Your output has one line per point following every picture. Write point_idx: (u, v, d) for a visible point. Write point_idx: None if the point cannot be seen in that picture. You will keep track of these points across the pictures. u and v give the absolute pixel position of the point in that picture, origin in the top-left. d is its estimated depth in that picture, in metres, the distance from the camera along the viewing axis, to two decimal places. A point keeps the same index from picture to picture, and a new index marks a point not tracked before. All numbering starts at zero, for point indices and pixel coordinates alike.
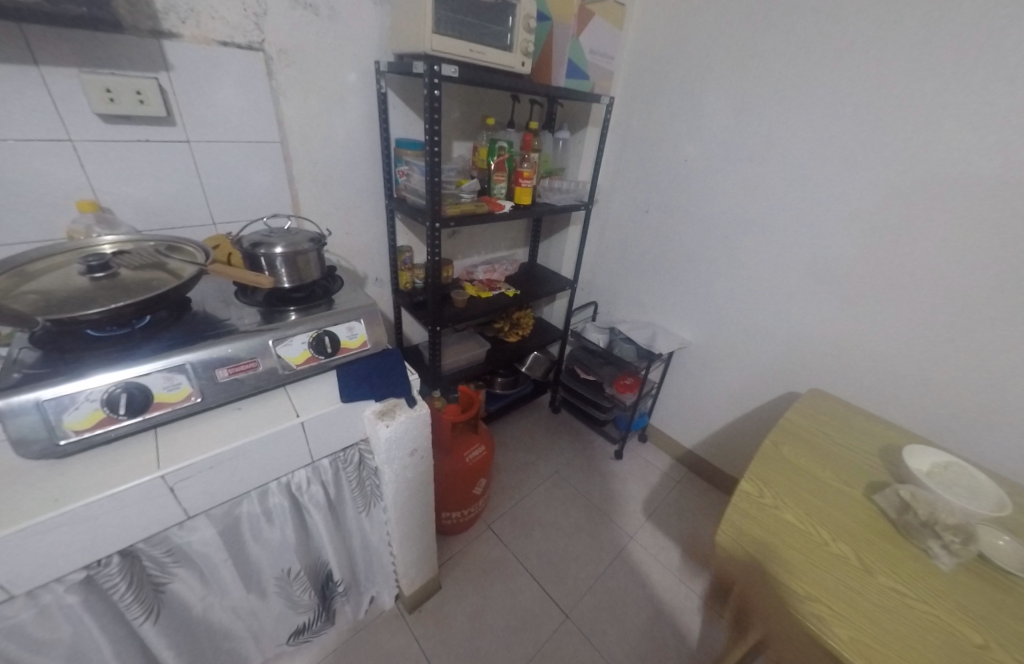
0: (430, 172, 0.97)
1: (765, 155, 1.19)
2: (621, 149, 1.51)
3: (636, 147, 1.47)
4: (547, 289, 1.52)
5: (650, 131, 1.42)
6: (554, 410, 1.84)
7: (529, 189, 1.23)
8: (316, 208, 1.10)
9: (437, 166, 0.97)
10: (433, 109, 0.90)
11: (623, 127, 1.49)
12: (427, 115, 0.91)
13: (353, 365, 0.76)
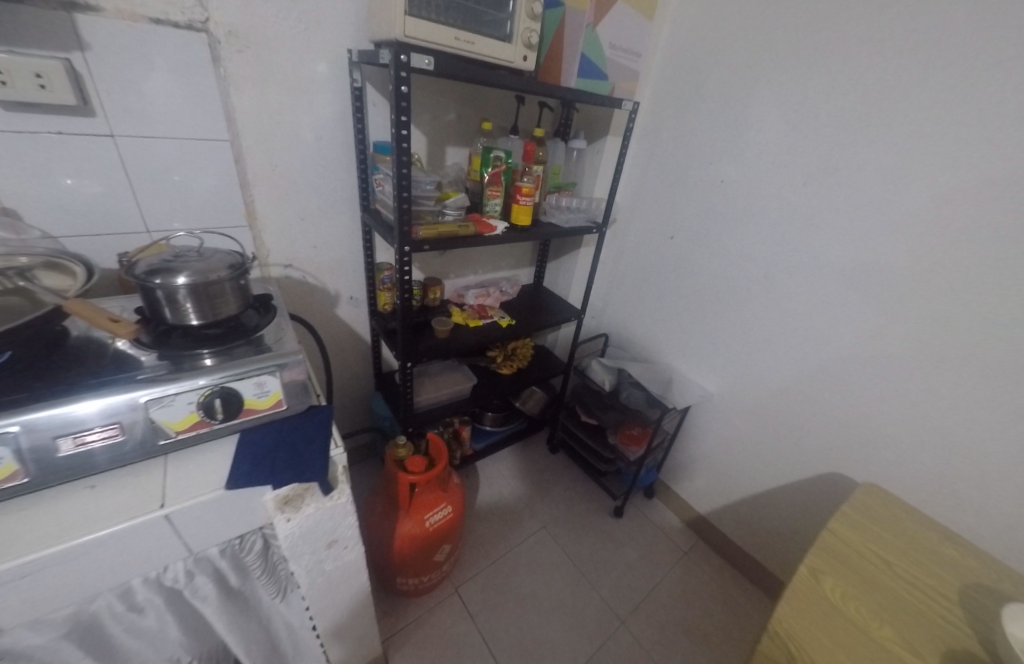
0: (397, 187, 0.81)
1: (823, 183, 0.97)
2: (646, 164, 1.31)
3: (663, 162, 1.26)
4: (547, 319, 1.33)
5: (680, 146, 1.21)
6: (551, 450, 1.64)
7: (529, 209, 1.06)
8: (277, 217, 0.95)
9: (405, 178, 0.80)
10: (400, 109, 0.74)
11: (649, 139, 1.29)
12: (393, 116, 0.75)
13: (260, 432, 0.62)
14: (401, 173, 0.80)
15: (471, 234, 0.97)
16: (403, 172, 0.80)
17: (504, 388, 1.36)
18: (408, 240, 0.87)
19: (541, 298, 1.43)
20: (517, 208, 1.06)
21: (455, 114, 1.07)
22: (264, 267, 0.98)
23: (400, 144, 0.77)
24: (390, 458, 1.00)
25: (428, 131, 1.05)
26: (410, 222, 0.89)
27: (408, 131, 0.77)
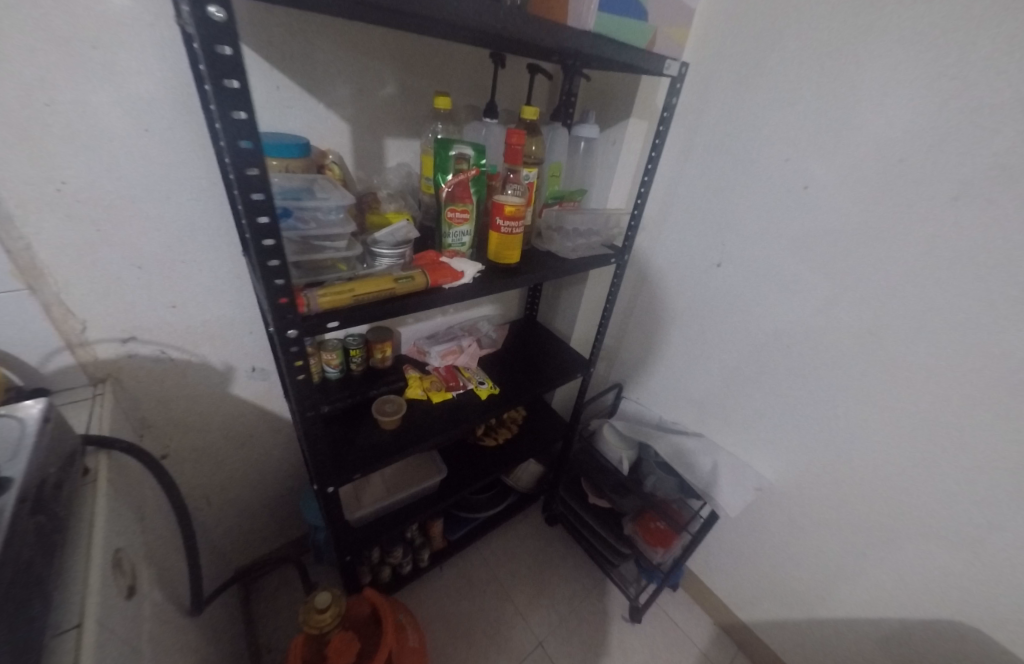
0: (251, 232, 0.41)
1: (997, 199, 0.58)
2: (682, 161, 0.92)
3: (707, 160, 0.87)
4: (545, 377, 0.97)
5: (736, 134, 0.82)
6: (549, 524, 1.28)
7: (516, 240, 0.68)
8: (87, 266, 0.56)
9: (257, 207, 0.40)
10: (220, 64, 0.34)
11: (685, 126, 0.90)
12: (208, 79, 0.34)
13: None
14: (251, 201, 0.40)
15: (416, 288, 0.58)
16: (255, 201, 0.40)
17: (487, 472, 0.99)
18: (292, 316, 0.47)
19: (536, 343, 1.06)
20: (496, 239, 0.69)
21: (394, 86, 0.68)
22: (78, 347, 0.59)
23: (238, 140, 0.37)
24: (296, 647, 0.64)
25: (351, 114, 0.66)
26: (295, 284, 0.49)
27: (251, 116, 0.37)
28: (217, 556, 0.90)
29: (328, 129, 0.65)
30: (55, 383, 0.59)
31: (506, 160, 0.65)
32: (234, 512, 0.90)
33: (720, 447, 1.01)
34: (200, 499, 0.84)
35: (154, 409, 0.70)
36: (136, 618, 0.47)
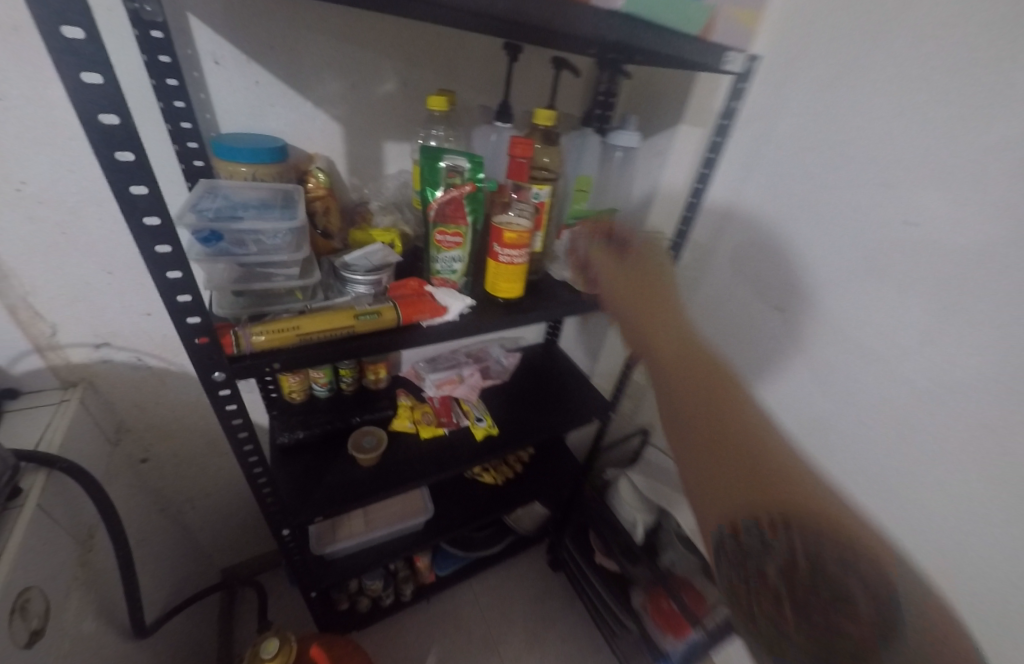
0: (145, 264, 0.33)
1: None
2: (736, 170, 0.68)
3: (766, 176, 0.62)
4: (554, 417, 0.84)
5: (812, 137, 0.56)
6: (553, 569, 1.15)
7: (517, 271, 0.56)
8: (55, 269, 0.53)
9: (151, 234, 0.32)
10: (74, 49, 0.24)
11: (747, 129, 0.66)
12: (63, 70, 0.25)
13: None
14: (144, 226, 0.31)
15: (382, 327, 0.48)
16: (147, 227, 0.31)
17: (481, 515, 0.89)
18: (216, 359, 0.39)
19: (551, 376, 0.94)
20: (493, 269, 0.58)
21: (395, 83, 0.59)
22: (48, 350, 0.57)
23: (115, 149, 0.28)
24: None
25: (344, 114, 0.59)
26: (227, 322, 0.41)
27: (127, 118, 0.27)
28: (200, 558, 0.89)
29: (317, 130, 0.58)
30: (26, 385, 0.58)
31: (508, 175, 0.54)
32: (219, 517, 0.88)
33: None
34: (184, 502, 0.82)
35: (131, 415, 0.68)
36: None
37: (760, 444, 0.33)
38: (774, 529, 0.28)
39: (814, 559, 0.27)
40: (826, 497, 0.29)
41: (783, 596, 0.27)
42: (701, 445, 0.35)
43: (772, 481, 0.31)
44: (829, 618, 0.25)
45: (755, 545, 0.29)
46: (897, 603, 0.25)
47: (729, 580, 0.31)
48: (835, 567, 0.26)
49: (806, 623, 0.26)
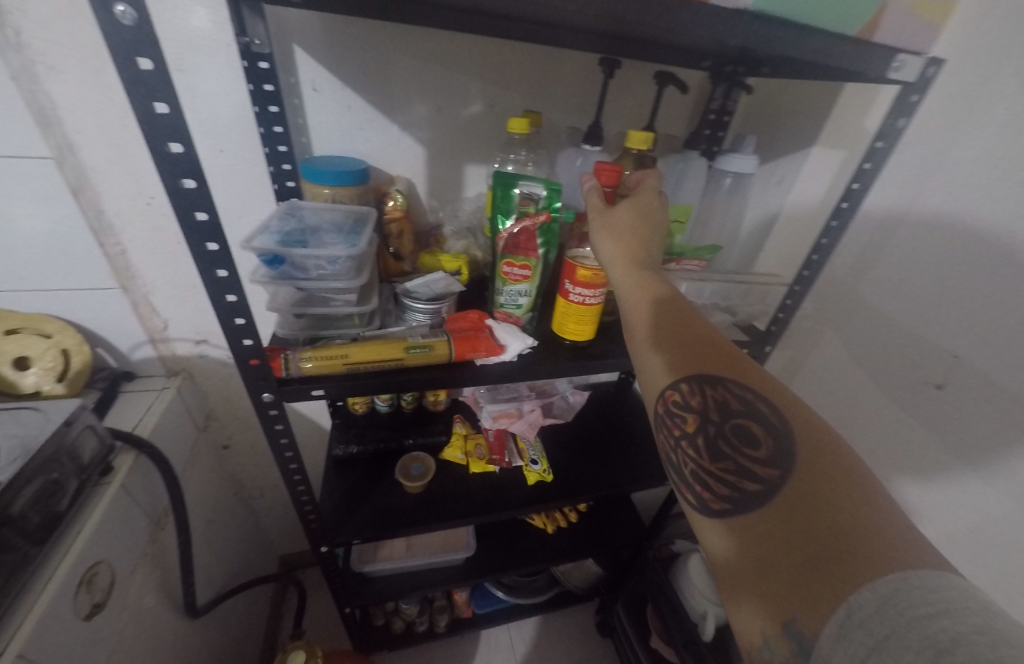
0: (206, 287, 0.33)
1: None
2: (884, 216, 0.55)
3: (951, 211, 0.48)
4: (618, 470, 0.75)
5: (1013, 178, 0.43)
6: (601, 634, 1.03)
7: (589, 313, 0.50)
8: (171, 272, 0.60)
9: (210, 258, 0.32)
10: (141, 81, 0.25)
11: (913, 154, 0.52)
12: (133, 103, 0.25)
13: None
14: (207, 251, 0.32)
15: (432, 364, 0.45)
16: (208, 252, 0.32)
17: (526, 562, 0.82)
18: (266, 381, 0.39)
19: (620, 422, 0.85)
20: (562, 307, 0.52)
21: (481, 105, 0.57)
22: (159, 342, 0.65)
23: (180, 177, 0.28)
24: None
25: (427, 137, 0.58)
26: (281, 346, 0.41)
27: (191, 147, 0.27)
28: (264, 541, 0.95)
29: (400, 153, 0.58)
30: (141, 370, 0.66)
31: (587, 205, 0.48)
32: (282, 508, 0.93)
33: None
34: (255, 489, 0.88)
35: (219, 405, 0.74)
36: (98, 634, 0.47)
37: (711, 345, 0.35)
38: (698, 403, 0.33)
39: (723, 419, 0.31)
40: (751, 366, 0.33)
41: (706, 449, 0.32)
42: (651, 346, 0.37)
43: (703, 358, 0.34)
44: (745, 464, 0.29)
45: (682, 418, 0.33)
46: (789, 440, 0.28)
47: (670, 456, 0.34)
48: (742, 423, 0.30)
49: (730, 474, 0.29)
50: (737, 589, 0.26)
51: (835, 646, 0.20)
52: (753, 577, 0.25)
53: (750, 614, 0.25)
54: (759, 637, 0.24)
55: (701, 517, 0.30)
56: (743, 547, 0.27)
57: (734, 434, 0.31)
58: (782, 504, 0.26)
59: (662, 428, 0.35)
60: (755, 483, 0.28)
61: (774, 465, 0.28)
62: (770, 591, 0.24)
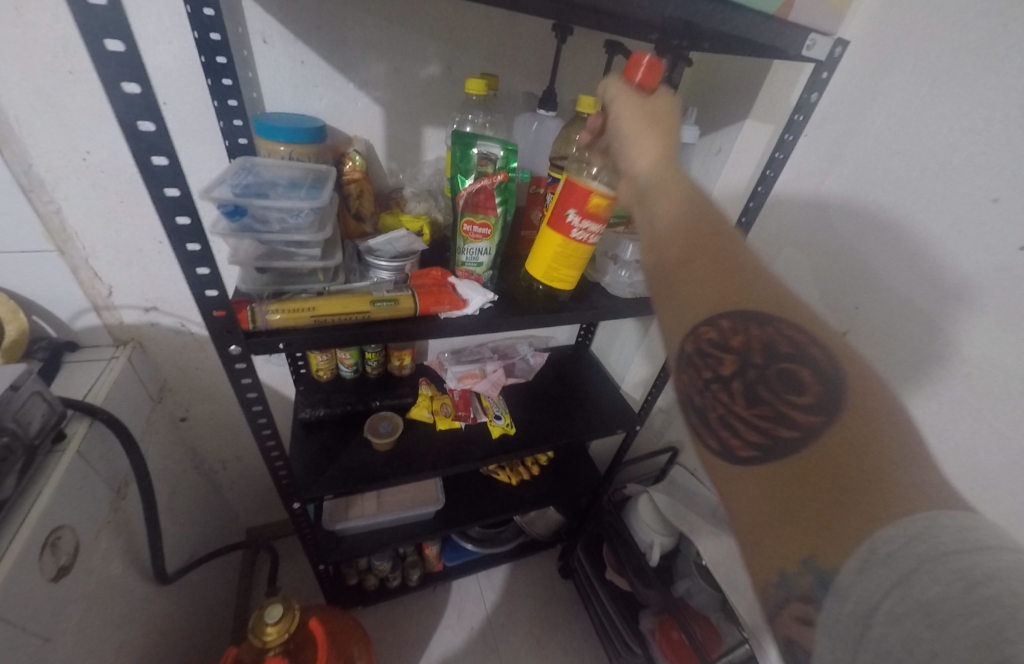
0: (166, 234, 0.33)
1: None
2: (803, 185, 0.62)
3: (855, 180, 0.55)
4: (577, 423, 0.81)
5: (904, 150, 0.50)
6: (563, 576, 1.14)
7: (584, 253, 0.50)
8: (114, 234, 0.57)
9: (171, 204, 0.32)
10: (93, 17, 0.25)
11: (827, 128, 0.59)
12: (84, 39, 0.25)
13: None
14: (168, 197, 0.32)
15: (399, 317, 0.48)
16: (168, 198, 0.32)
17: (492, 512, 0.88)
18: (232, 334, 0.40)
19: (578, 381, 0.91)
20: (555, 248, 0.50)
21: (438, 66, 0.57)
22: (103, 310, 0.62)
23: (138, 119, 0.29)
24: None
25: (385, 97, 0.58)
26: (249, 298, 0.42)
27: (147, 87, 0.28)
28: (229, 514, 0.95)
29: (358, 112, 0.58)
30: (85, 340, 0.63)
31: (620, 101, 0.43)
32: (247, 480, 0.93)
33: None
34: (217, 462, 0.87)
35: (173, 375, 0.72)
36: (67, 596, 0.47)
37: (755, 285, 0.32)
38: (740, 344, 0.31)
39: (768, 363, 0.29)
40: (801, 309, 0.30)
41: (740, 393, 0.31)
42: (675, 278, 0.35)
43: (745, 299, 0.31)
44: (788, 409, 0.27)
45: (715, 360, 0.32)
46: (839, 389, 0.26)
47: (694, 397, 0.33)
48: (789, 368, 0.29)
49: (767, 418, 0.28)
50: (756, 530, 0.26)
51: (856, 582, 0.21)
52: (777, 518, 0.25)
53: (765, 552, 0.25)
54: (776, 573, 0.24)
55: (722, 461, 0.29)
56: (765, 487, 0.26)
57: (776, 380, 0.29)
58: (820, 449, 0.25)
59: (687, 370, 0.33)
60: (793, 428, 0.27)
61: (819, 411, 0.26)
62: (792, 527, 0.24)
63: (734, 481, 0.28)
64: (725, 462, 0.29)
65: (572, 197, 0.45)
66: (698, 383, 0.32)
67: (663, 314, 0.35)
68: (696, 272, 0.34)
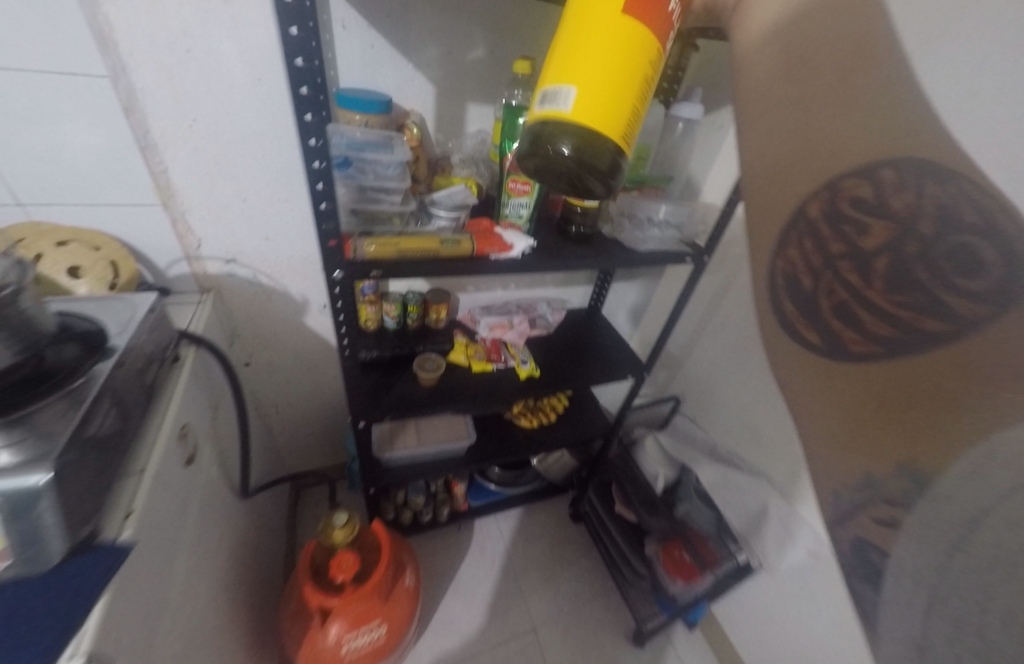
0: (306, 174, 0.45)
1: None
2: None
3: None
4: (593, 369, 0.93)
5: None
6: (574, 519, 1.27)
7: (651, 47, 0.35)
8: (206, 192, 0.67)
9: (312, 151, 0.44)
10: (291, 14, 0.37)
11: None
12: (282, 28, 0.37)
13: None
14: (309, 145, 0.44)
15: (460, 256, 0.58)
16: (311, 146, 0.44)
17: (516, 450, 0.99)
18: (338, 258, 0.51)
19: (592, 336, 1.02)
20: (632, 55, 0.34)
21: (483, 50, 0.67)
22: (193, 260, 0.72)
23: (303, 87, 0.41)
24: (310, 559, 0.74)
25: (437, 76, 0.68)
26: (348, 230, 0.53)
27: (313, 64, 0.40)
28: (278, 456, 1.06)
29: (414, 89, 0.68)
30: (176, 286, 0.73)
31: None
32: (296, 425, 1.04)
33: (774, 507, 0.82)
34: (271, 406, 0.98)
35: (242, 322, 0.83)
36: (192, 482, 0.58)
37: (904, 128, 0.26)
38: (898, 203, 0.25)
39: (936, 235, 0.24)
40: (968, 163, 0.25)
41: (877, 276, 0.26)
42: (800, 149, 0.29)
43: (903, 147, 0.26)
44: (947, 294, 0.23)
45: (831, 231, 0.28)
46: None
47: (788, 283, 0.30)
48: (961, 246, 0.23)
49: (908, 306, 0.24)
50: (864, 428, 0.25)
51: (966, 482, 0.20)
52: (893, 419, 0.24)
53: (859, 458, 0.25)
54: (860, 477, 0.25)
55: (824, 358, 0.27)
56: (866, 388, 0.25)
57: (944, 258, 0.24)
58: (977, 343, 0.22)
59: (808, 242, 0.29)
60: (940, 321, 0.23)
61: (990, 299, 0.22)
62: (903, 430, 0.23)
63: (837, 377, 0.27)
64: (831, 358, 0.27)
65: None
66: (815, 264, 0.28)
67: (766, 189, 0.31)
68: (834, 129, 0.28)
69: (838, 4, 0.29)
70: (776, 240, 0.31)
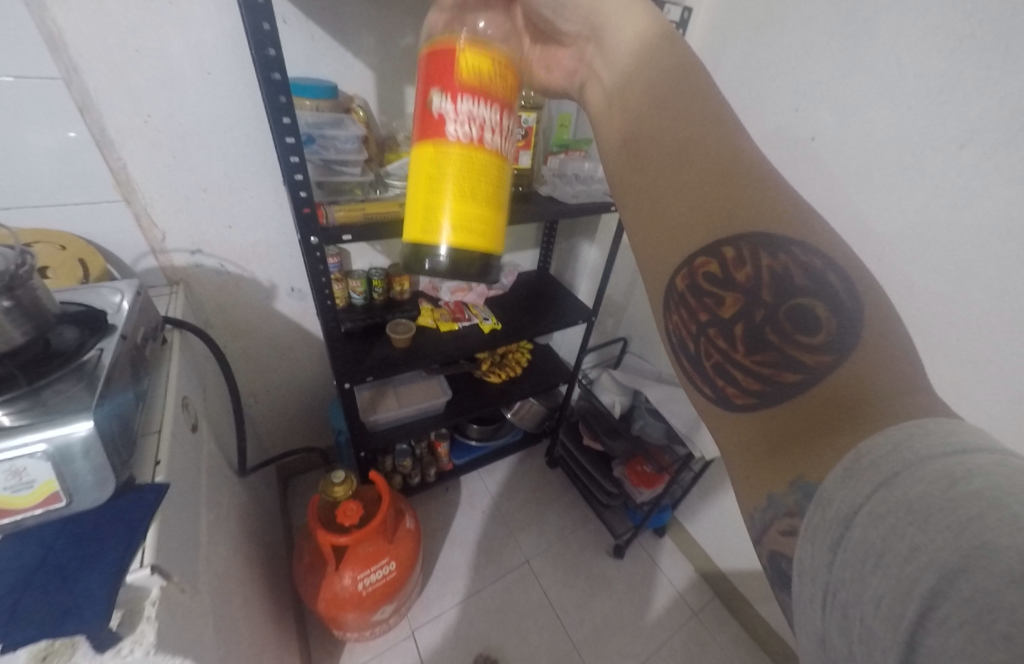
0: (280, 148, 0.53)
1: (1018, 140, 0.49)
2: None
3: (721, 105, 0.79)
4: (548, 318, 1.05)
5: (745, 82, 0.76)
6: (550, 465, 1.40)
7: (496, 167, 0.42)
8: (167, 186, 0.71)
9: (283, 128, 0.52)
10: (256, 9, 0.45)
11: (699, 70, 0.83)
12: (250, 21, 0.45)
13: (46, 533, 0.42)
14: (282, 123, 0.52)
15: None
16: (283, 124, 0.52)
17: (489, 402, 1.10)
18: (313, 224, 0.59)
19: (544, 291, 1.15)
20: (477, 170, 0.41)
21: (413, 36, 0.75)
22: (159, 254, 0.76)
23: (270, 73, 0.49)
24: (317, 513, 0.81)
25: (374, 62, 0.75)
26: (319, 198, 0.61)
27: (278, 51, 0.48)
28: (261, 444, 1.10)
29: (354, 75, 0.75)
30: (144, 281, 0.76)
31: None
32: (276, 412, 1.09)
33: None
34: (250, 395, 1.02)
35: (213, 313, 0.86)
36: (198, 449, 0.64)
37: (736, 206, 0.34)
38: (747, 276, 0.33)
39: (778, 301, 0.32)
40: (804, 225, 0.32)
41: (741, 337, 0.34)
42: (667, 231, 0.38)
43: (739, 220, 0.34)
44: (795, 351, 0.30)
45: (712, 303, 0.35)
46: (850, 327, 0.29)
47: (687, 345, 0.37)
48: (801, 306, 0.31)
49: (770, 362, 0.32)
50: (751, 466, 0.32)
51: (842, 489, 0.24)
52: (772, 455, 0.30)
53: (757, 481, 0.30)
54: (764, 498, 0.29)
55: (719, 407, 0.35)
56: (755, 432, 0.32)
57: (786, 319, 0.32)
58: (827, 392, 0.28)
59: (684, 309, 0.37)
60: (796, 372, 0.30)
61: (829, 350, 0.29)
62: (780, 466, 0.29)
63: (730, 425, 0.34)
64: (723, 409, 0.34)
65: (477, 74, 0.39)
66: (694, 331, 0.36)
67: (650, 265, 0.40)
68: (691, 219, 0.36)
69: (668, 119, 0.38)
70: (664, 306, 0.39)
